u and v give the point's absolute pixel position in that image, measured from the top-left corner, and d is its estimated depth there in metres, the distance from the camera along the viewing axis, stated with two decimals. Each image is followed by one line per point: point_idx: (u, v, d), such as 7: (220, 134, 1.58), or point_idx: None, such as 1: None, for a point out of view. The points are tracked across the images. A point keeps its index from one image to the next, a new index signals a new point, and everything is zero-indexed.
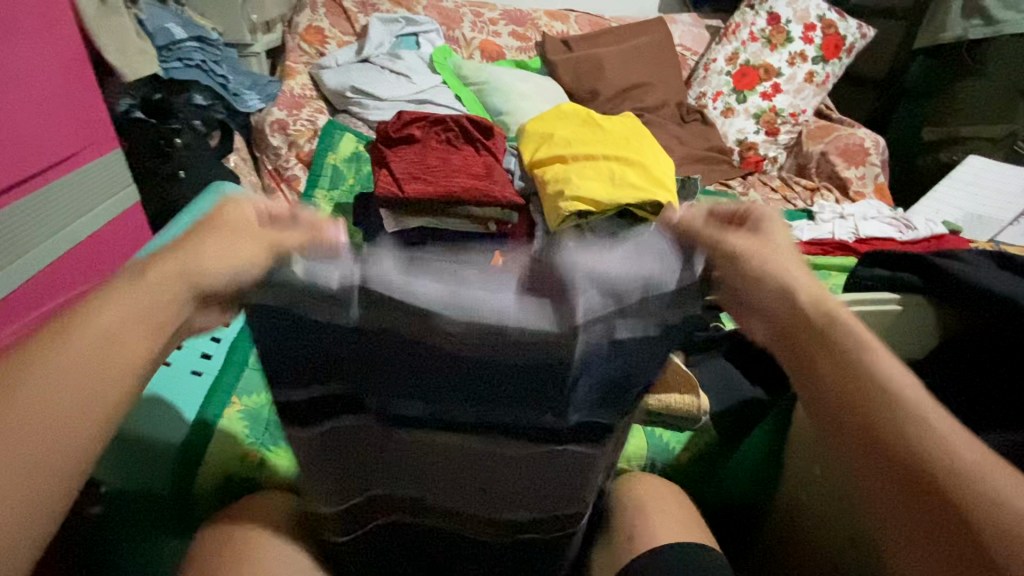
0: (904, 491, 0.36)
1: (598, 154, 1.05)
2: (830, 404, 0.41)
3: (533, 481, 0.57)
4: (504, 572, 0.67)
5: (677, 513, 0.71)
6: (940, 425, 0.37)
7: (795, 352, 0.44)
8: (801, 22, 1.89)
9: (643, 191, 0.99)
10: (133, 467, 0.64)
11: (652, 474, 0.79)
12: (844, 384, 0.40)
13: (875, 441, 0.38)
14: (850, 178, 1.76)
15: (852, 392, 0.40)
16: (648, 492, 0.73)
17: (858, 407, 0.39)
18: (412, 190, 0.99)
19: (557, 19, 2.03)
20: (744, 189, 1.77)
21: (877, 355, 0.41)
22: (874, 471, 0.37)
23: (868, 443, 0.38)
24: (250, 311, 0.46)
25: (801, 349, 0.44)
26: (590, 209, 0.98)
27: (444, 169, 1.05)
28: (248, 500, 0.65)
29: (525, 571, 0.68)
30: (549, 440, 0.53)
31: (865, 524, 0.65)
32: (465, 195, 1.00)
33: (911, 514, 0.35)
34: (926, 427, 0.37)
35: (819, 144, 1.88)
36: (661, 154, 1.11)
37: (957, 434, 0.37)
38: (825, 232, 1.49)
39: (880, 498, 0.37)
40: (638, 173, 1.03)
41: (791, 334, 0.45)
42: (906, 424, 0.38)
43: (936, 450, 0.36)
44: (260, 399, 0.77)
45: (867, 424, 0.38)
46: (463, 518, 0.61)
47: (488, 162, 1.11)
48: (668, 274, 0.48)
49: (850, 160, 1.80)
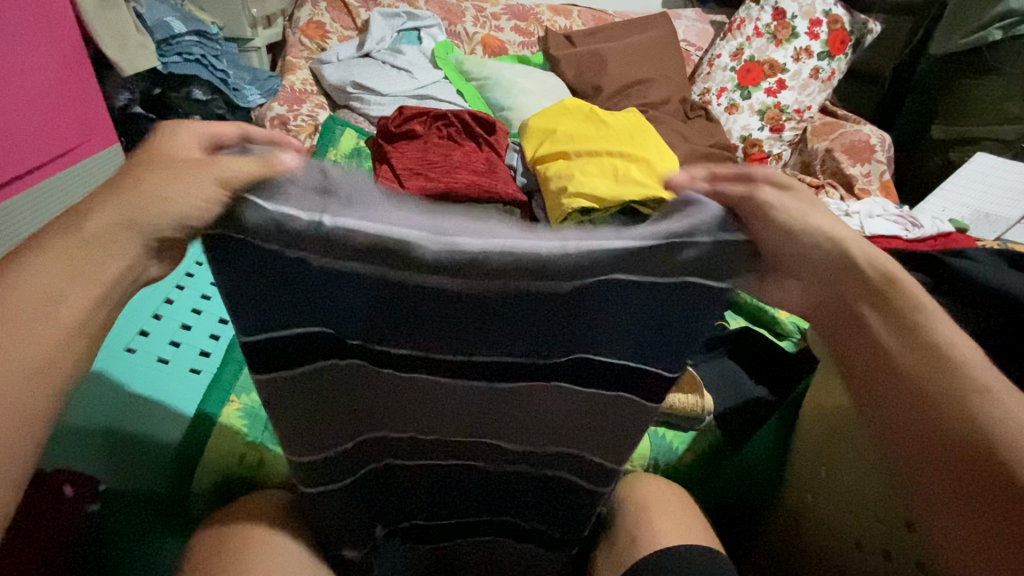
0: (958, 477, 0.41)
1: (602, 150, 1.03)
2: (888, 381, 0.43)
3: (556, 400, 0.53)
4: (517, 510, 0.67)
5: (679, 513, 0.70)
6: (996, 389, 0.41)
7: (869, 303, 0.45)
8: (807, 17, 1.87)
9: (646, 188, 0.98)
10: (131, 467, 0.64)
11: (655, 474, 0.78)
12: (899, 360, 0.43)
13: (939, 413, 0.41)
14: (855, 176, 1.74)
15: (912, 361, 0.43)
16: (650, 491, 0.73)
17: (916, 380, 0.42)
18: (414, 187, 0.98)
19: (560, 14, 2.01)
20: None
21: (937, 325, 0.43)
22: (944, 479, 0.41)
23: (932, 413, 0.42)
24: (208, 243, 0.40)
25: (846, 328, 0.46)
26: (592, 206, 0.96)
27: (445, 165, 1.04)
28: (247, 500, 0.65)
29: (542, 514, 0.67)
30: (546, 374, 0.49)
31: (876, 527, 0.63)
32: (468, 192, 0.99)
33: (954, 490, 0.41)
34: (988, 399, 0.41)
35: (824, 141, 1.86)
36: (665, 150, 1.09)
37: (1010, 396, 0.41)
38: None
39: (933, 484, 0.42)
40: (642, 169, 1.01)
41: (841, 288, 0.45)
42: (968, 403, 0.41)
43: (995, 425, 0.40)
44: (255, 399, 0.74)
45: (921, 423, 0.42)
46: (488, 456, 0.59)
47: (490, 158, 1.10)
48: (698, 228, 0.40)
49: (855, 157, 1.78)
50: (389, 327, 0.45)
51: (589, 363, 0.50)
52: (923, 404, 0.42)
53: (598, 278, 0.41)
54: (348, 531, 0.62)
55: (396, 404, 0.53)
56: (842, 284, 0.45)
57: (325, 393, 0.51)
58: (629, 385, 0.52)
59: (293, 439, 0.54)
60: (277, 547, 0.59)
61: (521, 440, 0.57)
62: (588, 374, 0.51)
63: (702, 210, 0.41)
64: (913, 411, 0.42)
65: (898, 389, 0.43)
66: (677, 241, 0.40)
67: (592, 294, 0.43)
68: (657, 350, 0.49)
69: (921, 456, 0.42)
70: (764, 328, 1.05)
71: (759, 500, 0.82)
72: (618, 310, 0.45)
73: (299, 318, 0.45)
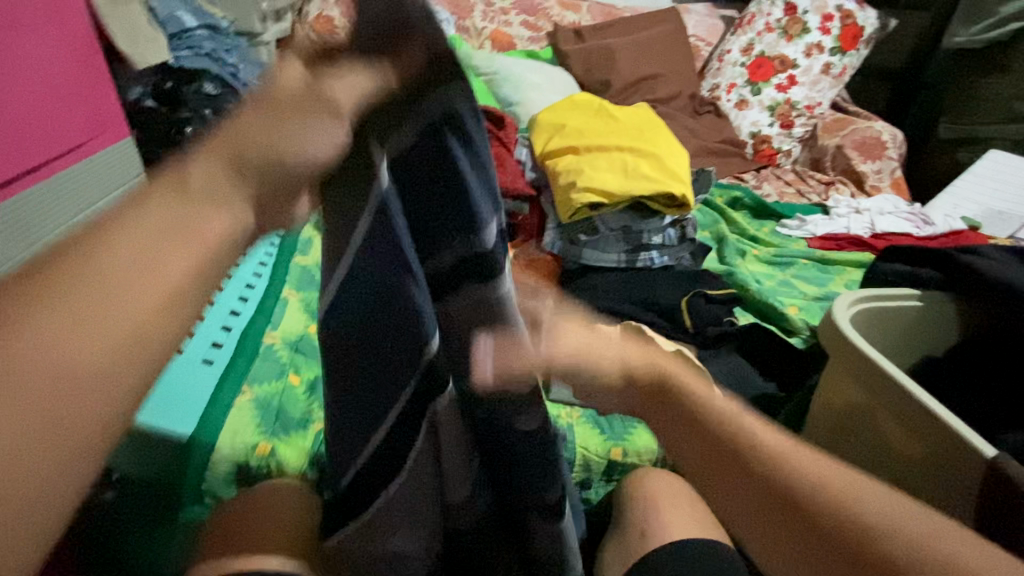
0: (802, 536, 0.39)
1: (611, 145, 1.03)
2: (728, 474, 0.43)
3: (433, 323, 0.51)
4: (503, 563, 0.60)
5: (688, 510, 0.70)
6: (801, 463, 0.41)
7: (664, 401, 0.51)
8: (819, 12, 1.86)
9: (656, 183, 0.98)
10: (149, 458, 0.66)
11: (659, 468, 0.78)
12: (757, 446, 0.43)
13: (808, 509, 0.39)
14: (866, 172, 1.74)
15: (743, 461, 0.43)
16: (658, 488, 0.72)
17: (752, 489, 0.42)
18: None
19: (570, 9, 2.00)
20: (757, 183, 1.75)
21: (782, 452, 0.42)
22: (791, 530, 0.39)
23: (801, 510, 0.39)
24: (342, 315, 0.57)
25: (696, 437, 0.47)
26: (601, 200, 0.96)
27: None
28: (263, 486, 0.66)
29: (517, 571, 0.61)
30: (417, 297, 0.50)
31: None
32: None
33: (786, 532, 0.40)
34: (793, 467, 0.41)
35: (834, 138, 1.85)
36: (675, 145, 1.09)
37: (820, 464, 0.41)
38: (839, 227, 1.48)
39: (760, 528, 0.42)
40: (652, 164, 1.01)
41: (661, 401, 0.51)
42: (782, 463, 0.42)
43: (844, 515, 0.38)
44: (271, 388, 0.77)
45: (749, 488, 0.42)
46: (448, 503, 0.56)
47: (498, 153, 1.09)
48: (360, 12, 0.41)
49: (866, 153, 1.78)
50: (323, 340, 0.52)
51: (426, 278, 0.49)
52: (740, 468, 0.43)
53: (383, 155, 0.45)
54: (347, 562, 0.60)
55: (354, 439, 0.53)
56: (655, 399, 0.52)
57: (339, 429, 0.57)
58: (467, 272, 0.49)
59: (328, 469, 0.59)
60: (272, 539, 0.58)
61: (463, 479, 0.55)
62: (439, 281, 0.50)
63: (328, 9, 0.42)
64: (730, 467, 0.43)
65: (749, 487, 0.42)
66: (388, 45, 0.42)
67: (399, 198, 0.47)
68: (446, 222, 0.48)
69: (766, 503, 0.41)
70: (773, 324, 1.04)
71: None
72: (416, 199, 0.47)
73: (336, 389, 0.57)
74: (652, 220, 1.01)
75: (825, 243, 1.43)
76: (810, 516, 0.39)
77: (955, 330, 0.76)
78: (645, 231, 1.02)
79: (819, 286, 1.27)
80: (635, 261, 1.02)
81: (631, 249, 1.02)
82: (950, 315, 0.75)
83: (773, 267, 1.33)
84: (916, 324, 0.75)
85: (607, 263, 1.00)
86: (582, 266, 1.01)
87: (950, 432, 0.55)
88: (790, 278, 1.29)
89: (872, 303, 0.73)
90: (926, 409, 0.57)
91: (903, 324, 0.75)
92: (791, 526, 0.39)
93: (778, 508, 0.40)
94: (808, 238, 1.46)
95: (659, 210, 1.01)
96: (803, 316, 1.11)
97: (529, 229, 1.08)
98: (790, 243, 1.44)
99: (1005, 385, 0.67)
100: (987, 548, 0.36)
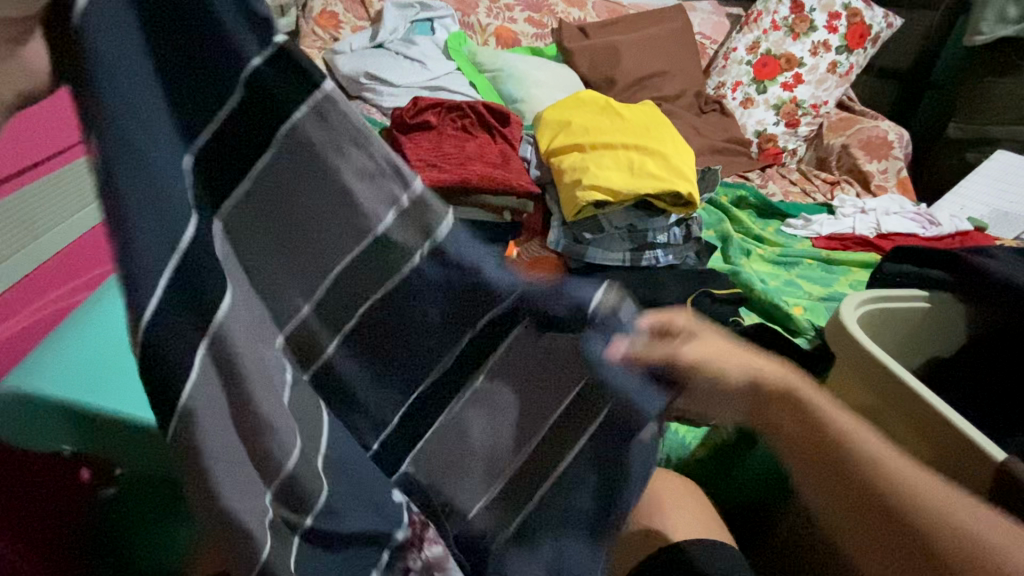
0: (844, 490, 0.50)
1: (617, 143, 1.03)
2: (838, 470, 0.50)
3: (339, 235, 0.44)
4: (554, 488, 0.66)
5: (692, 510, 0.70)
6: (877, 449, 0.49)
7: (789, 404, 0.53)
8: (826, 10, 1.84)
9: (662, 181, 0.97)
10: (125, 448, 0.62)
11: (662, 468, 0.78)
12: (783, 419, 0.53)
13: (895, 508, 0.48)
14: (872, 172, 1.73)
15: (839, 460, 0.50)
16: (663, 487, 0.72)
17: (855, 472, 0.49)
18: (428, 177, 0.98)
19: (575, 5, 1.98)
20: (762, 182, 1.74)
21: (814, 397, 0.52)
22: (878, 524, 0.49)
23: (888, 509, 0.48)
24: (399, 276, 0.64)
25: (830, 459, 0.51)
26: (607, 198, 0.96)
27: (460, 155, 1.03)
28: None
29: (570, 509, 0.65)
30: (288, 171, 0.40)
31: None
32: (481, 183, 0.98)
33: (874, 527, 0.49)
34: (868, 443, 0.50)
35: (840, 137, 1.84)
36: (681, 143, 1.08)
37: (920, 478, 0.48)
38: (844, 227, 1.47)
39: (843, 516, 0.52)
40: (658, 162, 1.01)
41: (773, 397, 0.54)
42: (855, 451, 0.50)
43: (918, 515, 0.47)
44: None
45: (787, 421, 0.53)
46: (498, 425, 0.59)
47: (504, 149, 1.09)
48: None
49: (872, 153, 1.77)
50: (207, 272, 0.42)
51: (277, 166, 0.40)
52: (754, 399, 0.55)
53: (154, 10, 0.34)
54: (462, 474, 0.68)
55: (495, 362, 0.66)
56: (782, 405, 0.53)
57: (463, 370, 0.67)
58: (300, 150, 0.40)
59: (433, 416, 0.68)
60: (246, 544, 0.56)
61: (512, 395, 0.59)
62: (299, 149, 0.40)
63: None
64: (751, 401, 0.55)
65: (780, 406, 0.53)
66: None
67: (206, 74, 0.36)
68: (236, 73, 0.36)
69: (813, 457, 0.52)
70: (777, 324, 1.04)
71: (770, 500, 0.81)
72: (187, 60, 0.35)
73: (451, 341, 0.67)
74: (657, 219, 1.01)
75: (830, 243, 1.43)
76: (889, 498, 0.48)
77: (962, 331, 0.75)
78: (650, 229, 1.01)
79: (824, 286, 1.26)
80: (639, 260, 1.02)
81: (635, 247, 1.02)
82: (957, 316, 0.75)
83: (778, 266, 1.32)
84: (923, 324, 0.75)
85: (611, 262, 1.01)
86: (587, 264, 1.01)
87: (960, 436, 0.55)
88: (795, 278, 1.28)
89: (880, 303, 0.73)
90: (940, 416, 0.57)
91: (909, 325, 0.74)
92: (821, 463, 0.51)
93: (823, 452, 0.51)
94: (812, 238, 1.46)
95: (665, 208, 1.01)
96: (808, 316, 1.10)
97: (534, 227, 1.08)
98: (794, 243, 1.43)
99: (1012, 387, 0.67)
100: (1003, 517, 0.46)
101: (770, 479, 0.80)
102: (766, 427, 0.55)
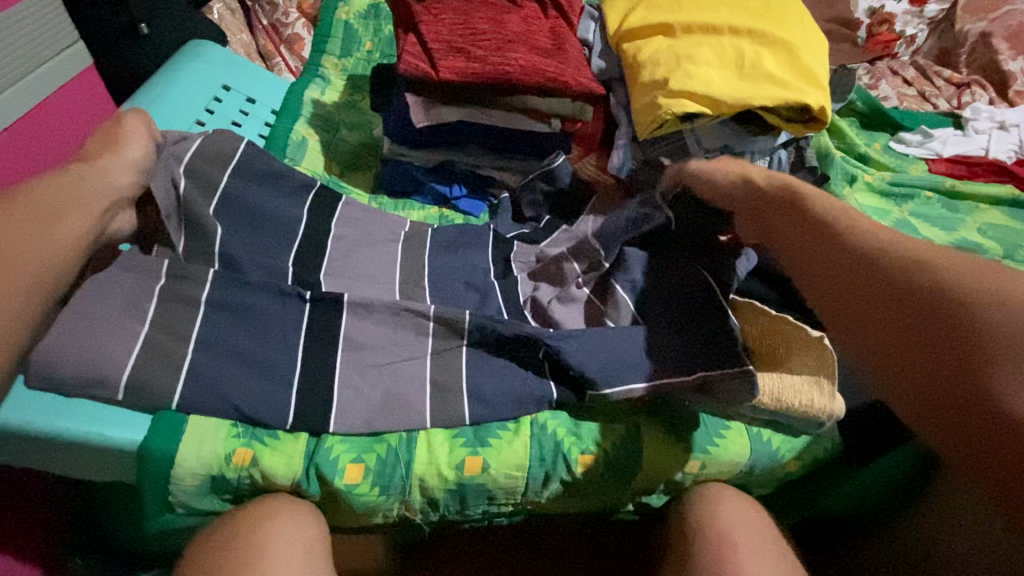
0: (962, 426, 0.40)
1: (719, 26, 0.72)
2: (763, 202, 0.57)
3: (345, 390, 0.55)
4: (712, 397, 0.58)
5: (775, 561, 0.54)
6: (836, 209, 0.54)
7: (773, 224, 0.56)
8: None
9: (783, 87, 0.69)
10: (62, 467, 0.52)
11: (726, 484, 0.61)
12: (836, 227, 0.52)
13: (784, 205, 0.56)
14: (1015, 72, 1.35)
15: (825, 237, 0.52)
16: (743, 520, 0.57)
17: (804, 218, 0.54)
18: (452, 68, 0.71)
19: None
20: (870, 81, 1.38)
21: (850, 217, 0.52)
22: (792, 225, 0.54)
23: (804, 217, 0.54)
24: (508, 337, 0.58)
25: (771, 210, 0.57)
26: (702, 110, 0.68)
27: (494, 36, 0.75)
28: (260, 498, 0.52)
29: (722, 399, 0.58)
30: (259, 372, 0.54)
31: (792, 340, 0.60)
32: (525, 78, 0.72)
33: (776, 217, 0.56)
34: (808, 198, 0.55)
35: (980, 21, 1.42)
36: (811, 25, 0.76)
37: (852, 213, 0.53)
38: (975, 147, 1.16)
39: (781, 222, 0.56)
40: (777, 57, 0.71)
41: (815, 236, 0.52)
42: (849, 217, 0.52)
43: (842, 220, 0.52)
44: (179, 443, 0.50)
45: (769, 218, 0.57)
46: (660, 322, 0.61)
47: (556, 27, 0.79)
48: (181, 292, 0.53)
49: (1020, 46, 1.37)
50: (258, 369, 0.54)
51: (278, 370, 0.54)
52: (897, 292, 0.46)
53: (218, 352, 0.54)
54: (640, 347, 0.58)
55: (661, 291, 0.63)
56: (809, 237, 0.53)
57: (648, 300, 0.63)
58: (283, 392, 0.54)
59: (677, 320, 0.60)
60: (303, 528, 0.51)
61: (665, 325, 0.60)
62: (240, 392, 0.53)
63: (232, 321, 0.56)
64: (893, 311, 0.45)
65: (867, 275, 0.48)
66: (233, 345, 0.55)
67: (235, 386, 0.53)
68: (203, 384, 0.52)
69: (905, 341, 0.44)
70: None
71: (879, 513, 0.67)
72: (228, 359, 0.54)
73: (645, 300, 0.63)
74: (763, 139, 0.74)
75: (953, 168, 1.13)
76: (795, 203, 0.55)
77: None
78: (750, 151, 0.75)
79: (945, 228, 1.00)
80: None
81: None
82: None
83: (887, 199, 1.04)
84: None
85: None
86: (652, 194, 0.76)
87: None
88: (909, 215, 1.01)
89: None
90: None
91: None
92: (958, 378, 0.41)
93: (796, 223, 0.54)
94: (930, 160, 1.15)
95: (778, 124, 0.73)
96: None
97: (589, 140, 0.82)
98: (908, 165, 1.14)
99: None
100: (797, 214, 0.55)
101: (872, 507, 0.65)
102: (755, 222, 0.58)
